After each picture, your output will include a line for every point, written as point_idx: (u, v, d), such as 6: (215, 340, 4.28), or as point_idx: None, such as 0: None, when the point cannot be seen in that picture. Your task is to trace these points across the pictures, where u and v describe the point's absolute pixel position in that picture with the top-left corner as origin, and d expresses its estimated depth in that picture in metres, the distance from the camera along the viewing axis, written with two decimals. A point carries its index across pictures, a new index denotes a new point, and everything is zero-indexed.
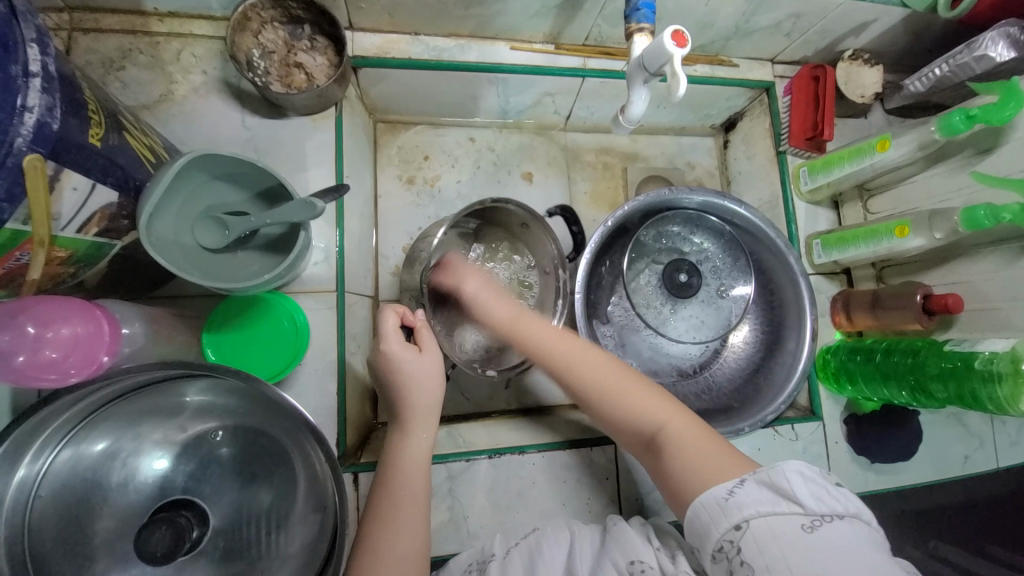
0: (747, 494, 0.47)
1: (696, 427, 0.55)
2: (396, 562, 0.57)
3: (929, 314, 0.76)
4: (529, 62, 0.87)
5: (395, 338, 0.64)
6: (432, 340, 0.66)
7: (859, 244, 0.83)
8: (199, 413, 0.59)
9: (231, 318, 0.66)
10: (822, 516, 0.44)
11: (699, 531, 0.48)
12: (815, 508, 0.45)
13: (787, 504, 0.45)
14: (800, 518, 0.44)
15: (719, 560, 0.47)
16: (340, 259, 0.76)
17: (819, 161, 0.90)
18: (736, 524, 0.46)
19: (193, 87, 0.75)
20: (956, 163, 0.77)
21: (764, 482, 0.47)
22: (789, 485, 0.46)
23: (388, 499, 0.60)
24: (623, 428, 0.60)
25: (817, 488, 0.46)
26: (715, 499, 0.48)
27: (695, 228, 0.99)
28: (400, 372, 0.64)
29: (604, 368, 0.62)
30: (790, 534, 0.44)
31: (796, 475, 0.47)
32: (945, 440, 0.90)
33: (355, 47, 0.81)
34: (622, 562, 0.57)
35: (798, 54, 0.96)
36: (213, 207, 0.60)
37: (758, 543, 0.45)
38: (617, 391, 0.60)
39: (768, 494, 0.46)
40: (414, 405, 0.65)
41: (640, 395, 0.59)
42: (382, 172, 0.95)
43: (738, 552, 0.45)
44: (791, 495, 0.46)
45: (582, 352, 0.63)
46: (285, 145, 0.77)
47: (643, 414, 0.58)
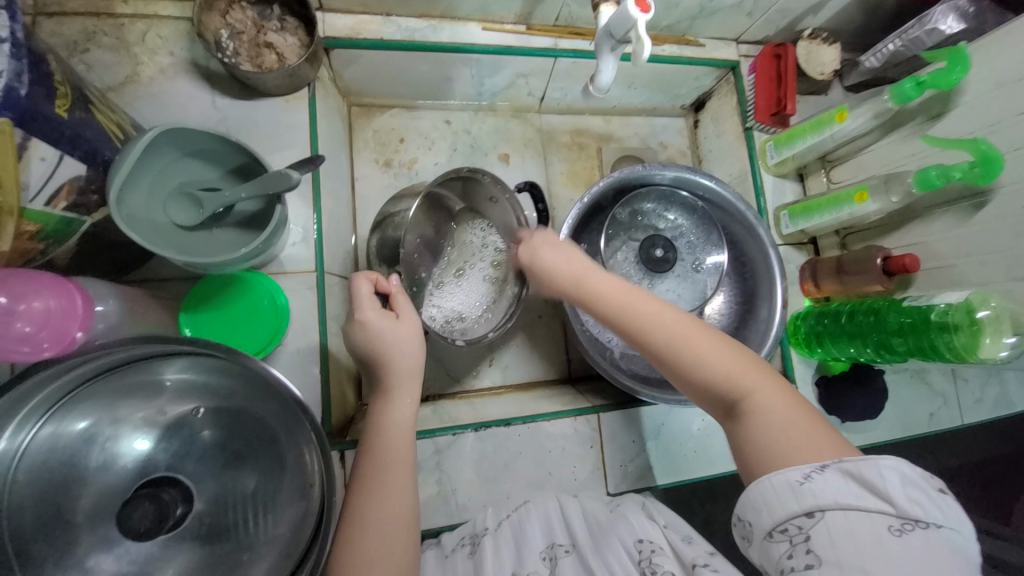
0: (828, 484, 0.44)
1: (789, 402, 0.52)
2: (379, 521, 0.57)
3: (889, 274, 0.80)
4: (501, 42, 0.88)
5: (368, 304, 0.65)
6: (408, 305, 0.67)
7: (823, 212, 0.86)
8: (180, 394, 0.58)
9: (208, 298, 0.65)
10: (914, 521, 0.41)
11: (761, 507, 0.47)
12: (907, 511, 0.42)
13: (874, 501, 0.43)
14: (888, 520, 0.42)
15: (779, 541, 0.46)
16: (318, 239, 0.75)
17: (783, 135, 0.93)
18: (810, 512, 0.44)
19: (160, 68, 0.73)
20: (909, 130, 0.81)
21: (851, 474, 0.44)
22: (882, 484, 0.43)
23: (373, 462, 0.61)
24: (700, 394, 0.57)
25: (915, 491, 0.43)
26: (789, 481, 0.46)
27: (669, 204, 1.01)
28: (379, 337, 0.65)
29: (689, 328, 0.58)
30: (871, 532, 0.42)
31: (890, 474, 0.44)
32: (912, 399, 0.94)
33: (326, 29, 0.81)
34: (630, 541, 0.58)
35: (761, 34, 0.99)
36: (187, 184, 0.60)
37: (830, 534, 0.43)
38: (699, 350, 0.56)
39: (854, 488, 0.44)
40: (394, 368, 0.65)
41: (729, 360, 0.55)
42: (359, 155, 0.95)
43: (805, 539, 0.44)
44: (882, 494, 0.43)
45: (664, 311, 0.59)
46: (257, 126, 0.76)
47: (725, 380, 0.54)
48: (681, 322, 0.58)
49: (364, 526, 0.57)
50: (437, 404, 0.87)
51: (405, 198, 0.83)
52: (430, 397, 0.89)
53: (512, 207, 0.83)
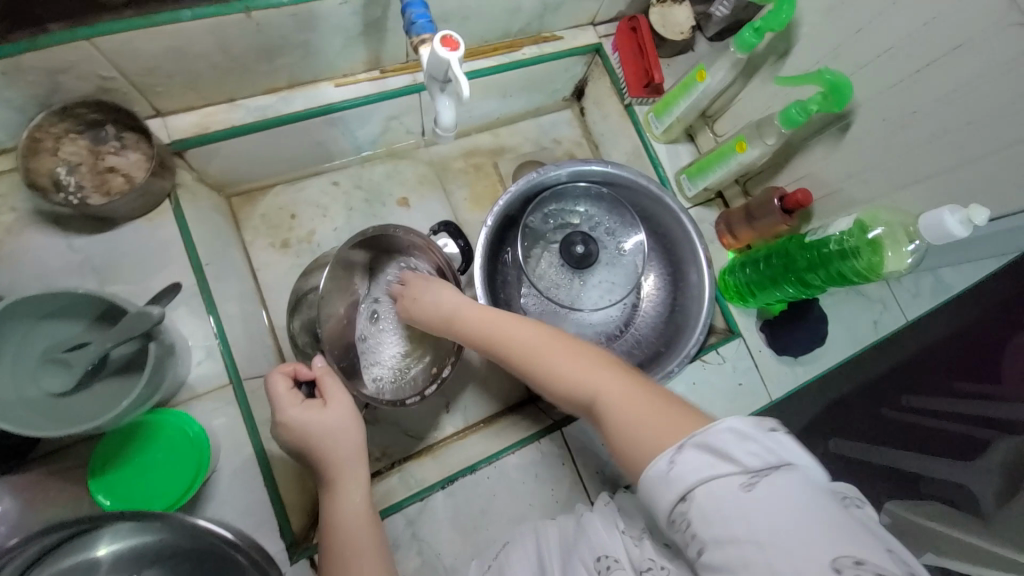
0: (686, 461, 0.45)
1: (643, 394, 0.54)
2: None
3: (789, 212, 0.82)
4: (359, 93, 0.86)
5: (292, 401, 0.63)
6: (335, 389, 0.66)
7: (714, 168, 0.88)
8: (116, 566, 0.54)
9: (119, 450, 0.61)
10: (760, 472, 0.43)
11: (650, 501, 0.47)
12: (751, 464, 0.43)
13: (724, 464, 0.44)
14: (738, 477, 0.43)
15: (674, 533, 0.45)
16: (224, 350, 0.72)
17: (660, 104, 0.95)
18: (682, 495, 0.44)
19: (3, 228, 0.69)
20: (766, 72, 0.83)
21: (701, 445, 0.45)
22: (722, 445, 0.45)
23: (337, 560, 0.58)
24: (572, 401, 0.60)
25: (751, 444, 0.44)
26: (658, 471, 0.46)
27: (576, 199, 1.01)
28: (309, 432, 0.62)
29: (549, 339, 0.64)
30: (731, 495, 0.42)
31: (729, 435, 0.45)
32: (851, 314, 0.96)
33: (171, 133, 0.77)
34: (590, 559, 0.56)
35: (613, 11, 1.00)
36: (50, 348, 0.56)
37: (703, 511, 0.43)
38: (559, 361, 0.61)
39: (708, 458, 0.44)
40: (335, 459, 0.63)
41: (585, 363, 0.59)
42: (254, 244, 0.91)
43: (688, 524, 0.44)
44: (728, 456, 0.44)
45: (528, 331, 0.65)
46: (126, 256, 0.72)
47: (586, 382, 0.58)
48: (547, 337, 0.64)
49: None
50: (404, 469, 0.83)
51: (311, 276, 0.81)
52: (395, 462, 0.86)
53: (431, 249, 0.83)
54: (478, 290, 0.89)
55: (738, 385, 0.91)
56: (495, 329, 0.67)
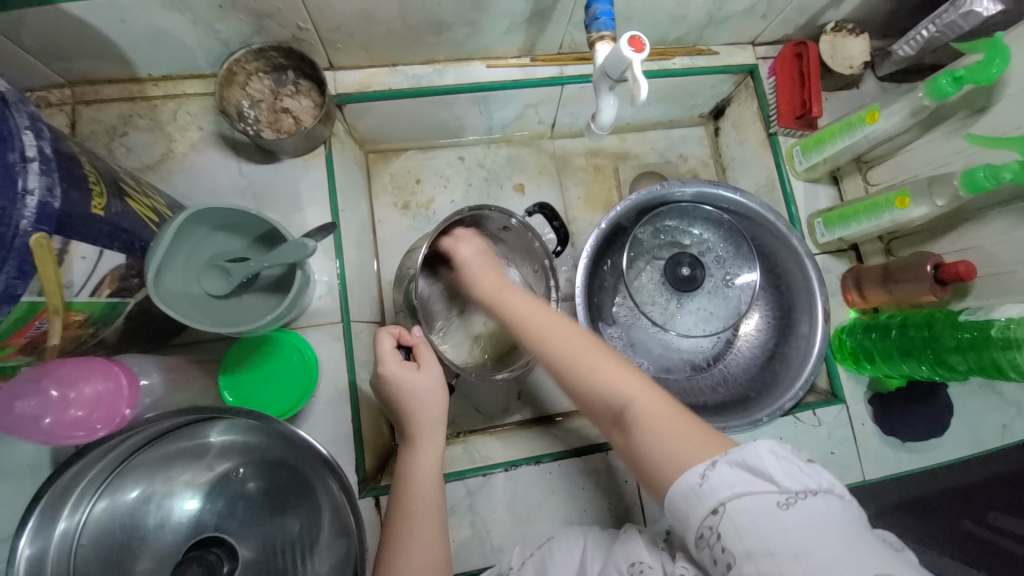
0: (720, 475, 0.43)
1: (669, 405, 0.51)
2: (412, 570, 0.57)
3: (942, 283, 0.74)
4: (507, 77, 0.88)
5: (391, 358, 0.67)
6: (430, 354, 0.68)
7: (860, 219, 0.81)
8: (223, 453, 0.63)
9: (243, 360, 0.69)
10: (797, 494, 0.42)
11: (679, 516, 0.45)
12: (789, 485, 0.42)
13: (761, 482, 0.43)
14: (774, 496, 0.42)
15: (702, 548, 0.43)
16: (342, 290, 0.78)
17: (810, 139, 0.88)
18: (713, 509, 0.43)
19: (191, 143, 0.79)
20: (952, 126, 0.75)
21: (736, 461, 0.44)
22: (762, 464, 0.43)
23: (402, 511, 0.61)
24: (592, 404, 0.56)
25: (791, 467, 0.44)
26: (687, 486, 0.44)
27: (692, 220, 0.98)
28: (402, 389, 0.66)
29: (572, 340, 0.58)
30: (766, 514, 0.41)
31: (767, 454, 0.44)
32: (979, 411, 0.85)
33: (337, 86, 0.84)
34: (624, 566, 0.56)
35: (779, 33, 0.94)
36: (217, 256, 0.64)
37: (736, 527, 0.41)
38: (584, 364, 0.56)
39: (743, 474, 0.43)
40: (420, 419, 0.66)
41: (609, 369, 0.55)
42: (378, 199, 0.98)
43: (718, 539, 0.42)
44: (765, 475, 0.43)
45: (554, 326, 0.60)
46: (279, 188, 0.80)
47: (611, 390, 0.54)
48: (573, 344, 0.58)
49: (395, 574, 0.57)
50: (468, 441, 0.86)
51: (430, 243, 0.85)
52: (461, 433, 0.89)
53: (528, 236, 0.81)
54: (576, 291, 0.88)
55: (829, 454, 0.84)
56: (528, 316, 0.63)
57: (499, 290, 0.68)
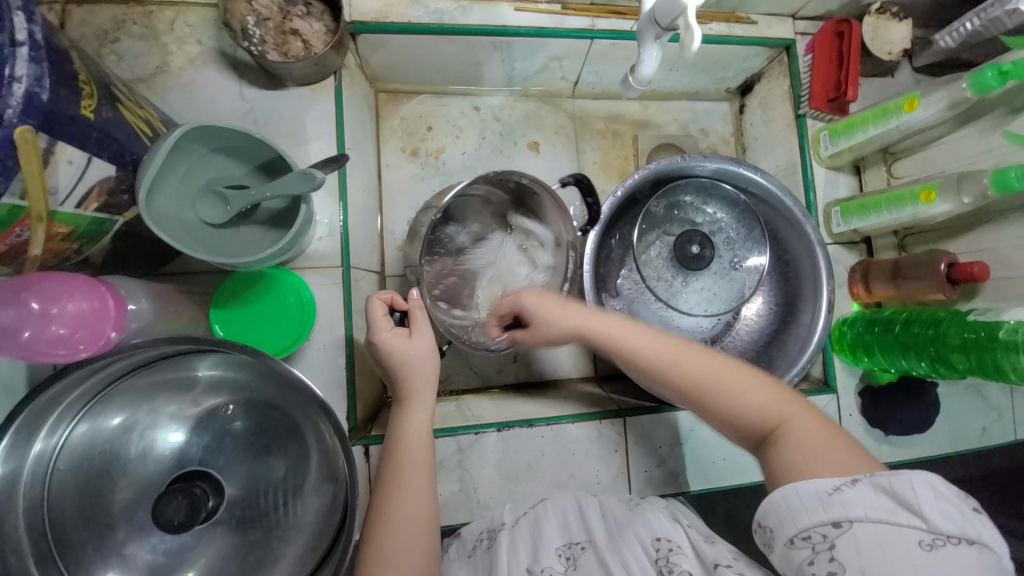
0: (859, 494, 0.42)
1: (817, 424, 0.50)
2: (398, 529, 0.57)
3: (953, 282, 0.73)
4: (535, 23, 0.83)
5: (383, 324, 0.64)
6: (424, 323, 0.66)
7: (881, 211, 0.79)
8: (211, 388, 0.60)
9: (237, 293, 0.66)
10: (946, 537, 0.39)
11: (784, 513, 0.45)
12: (941, 527, 0.39)
13: (905, 515, 0.40)
14: (919, 534, 0.40)
15: (799, 547, 0.43)
16: (344, 233, 0.75)
17: (840, 124, 0.85)
18: (836, 521, 0.42)
19: (189, 58, 0.73)
20: (987, 123, 0.73)
21: (882, 488, 0.42)
22: (914, 498, 0.41)
23: (392, 468, 0.61)
24: (728, 423, 0.55)
25: (949, 507, 0.40)
26: (821, 493, 0.44)
27: (708, 197, 0.95)
28: (392, 355, 0.64)
29: (701, 359, 0.57)
30: (902, 545, 0.39)
31: (925, 488, 0.41)
32: (963, 412, 0.87)
33: (352, 12, 0.78)
34: (648, 539, 0.56)
35: (821, 8, 0.90)
36: (215, 181, 0.59)
37: (858, 545, 0.41)
38: (720, 383, 0.55)
39: (887, 503, 0.41)
40: (409, 383, 0.65)
41: (752, 385, 0.54)
42: (386, 143, 0.93)
43: (829, 548, 0.42)
44: (913, 509, 0.40)
45: (680, 346, 0.59)
46: (283, 117, 0.75)
47: (754, 404, 0.53)
48: (718, 359, 0.56)
49: (385, 528, 0.57)
50: (460, 400, 0.87)
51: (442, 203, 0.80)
52: (454, 391, 0.89)
53: (552, 203, 0.78)
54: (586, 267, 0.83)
55: None
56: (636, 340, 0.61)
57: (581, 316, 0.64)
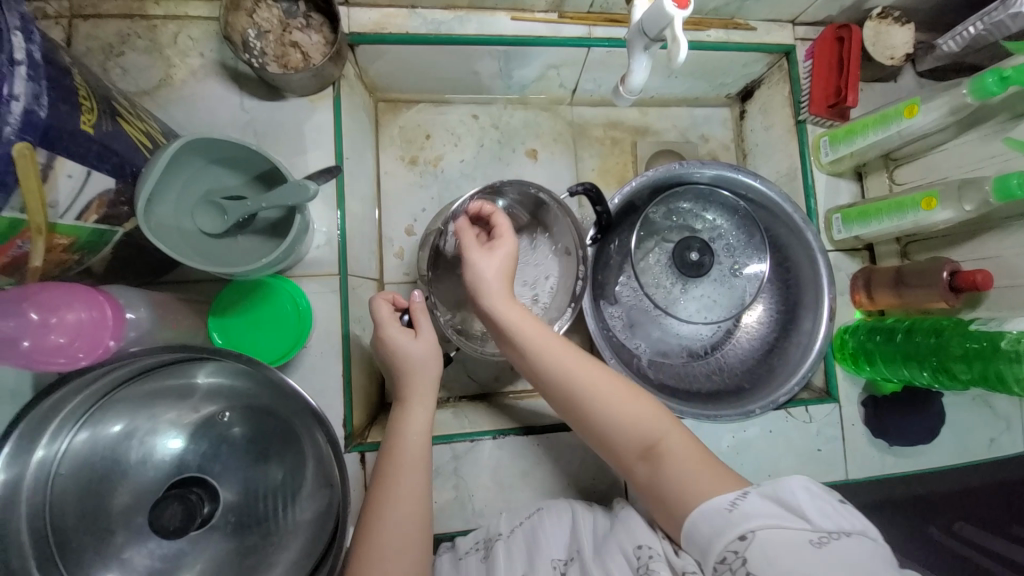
0: (753, 505, 0.45)
1: (693, 445, 0.54)
2: (393, 525, 0.57)
3: (955, 291, 0.72)
4: (532, 32, 0.83)
5: (391, 324, 0.66)
6: (429, 325, 0.67)
7: (882, 218, 0.79)
8: (210, 395, 0.61)
9: (234, 304, 0.67)
10: (830, 532, 0.43)
11: (704, 539, 0.47)
12: (822, 524, 0.43)
13: (793, 518, 0.44)
14: (808, 533, 0.43)
15: (722, 572, 0.44)
16: (342, 241, 0.76)
17: (840, 130, 0.85)
18: (742, 535, 0.44)
19: (191, 71, 0.74)
20: (991, 128, 0.72)
21: (769, 496, 0.46)
22: (796, 502, 0.45)
23: (389, 465, 0.61)
24: (608, 441, 0.58)
25: (821, 503, 0.45)
26: (719, 509, 0.47)
27: (707, 204, 0.95)
28: (398, 354, 0.66)
29: (596, 374, 0.59)
30: (795, 546, 0.42)
31: (800, 491, 0.46)
32: (969, 422, 0.85)
33: (351, 24, 0.79)
34: (630, 548, 0.55)
35: (821, 13, 0.89)
36: (213, 192, 0.60)
37: (765, 556, 0.42)
38: (605, 404, 0.58)
39: (776, 508, 0.45)
40: (413, 383, 0.66)
41: (635, 407, 0.57)
42: (385, 152, 0.94)
43: (743, 563, 0.43)
44: (798, 511, 0.44)
45: (576, 357, 0.60)
46: (283, 128, 0.76)
47: (641, 424, 0.56)
48: (601, 374, 0.59)
49: (382, 522, 0.57)
50: (458, 407, 0.87)
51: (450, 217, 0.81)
52: (451, 398, 0.89)
53: (565, 214, 0.79)
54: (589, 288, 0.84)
55: (816, 450, 0.84)
56: (547, 344, 0.60)
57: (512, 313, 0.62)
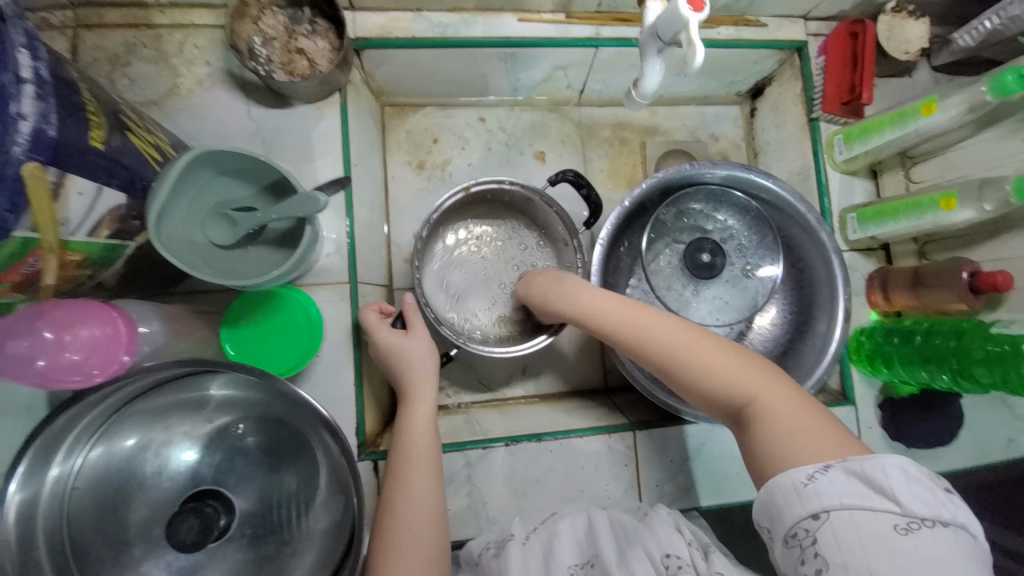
0: (835, 483, 0.42)
1: (799, 402, 0.49)
2: (408, 518, 0.58)
3: (975, 292, 0.70)
4: (539, 33, 0.82)
5: (382, 324, 0.71)
6: (418, 321, 0.72)
7: (899, 217, 0.77)
8: (223, 406, 0.61)
9: (246, 314, 0.67)
10: (921, 519, 0.40)
11: (772, 510, 0.44)
12: (915, 510, 0.40)
13: (880, 501, 0.41)
14: (894, 518, 0.40)
15: (791, 546, 0.43)
16: (351, 249, 0.75)
17: (855, 128, 0.83)
18: (816, 514, 0.42)
19: (198, 79, 0.74)
20: (1010, 126, 0.70)
21: (857, 475, 0.42)
22: (887, 482, 0.41)
23: (398, 459, 0.63)
24: (705, 401, 0.55)
25: (918, 489, 0.41)
26: (793, 482, 0.43)
27: (719, 204, 0.93)
28: (394, 351, 0.69)
29: (680, 334, 0.57)
30: (878, 531, 0.40)
31: (895, 472, 0.42)
32: (989, 423, 0.84)
33: (356, 29, 0.78)
34: (656, 554, 0.56)
35: (834, 8, 0.87)
36: (223, 203, 0.60)
37: (840, 537, 0.40)
38: (700, 362, 0.54)
39: (859, 488, 0.42)
40: (409, 376, 0.69)
41: (729, 363, 0.53)
42: (392, 156, 0.93)
43: (814, 543, 0.41)
44: (887, 494, 0.41)
45: (659, 320, 0.59)
46: (290, 135, 0.75)
47: (733, 382, 0.52)
48: (686, 335, 0.56)
49: (395, 517, 0.58)
50: (469, 413, 0.87)
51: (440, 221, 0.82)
52: (462, 403, 0.89)
53: (549, 206, 0.81)
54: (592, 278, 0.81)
55: None
56: (614, 317, 0.62)
57: (578, 300, 0.66)
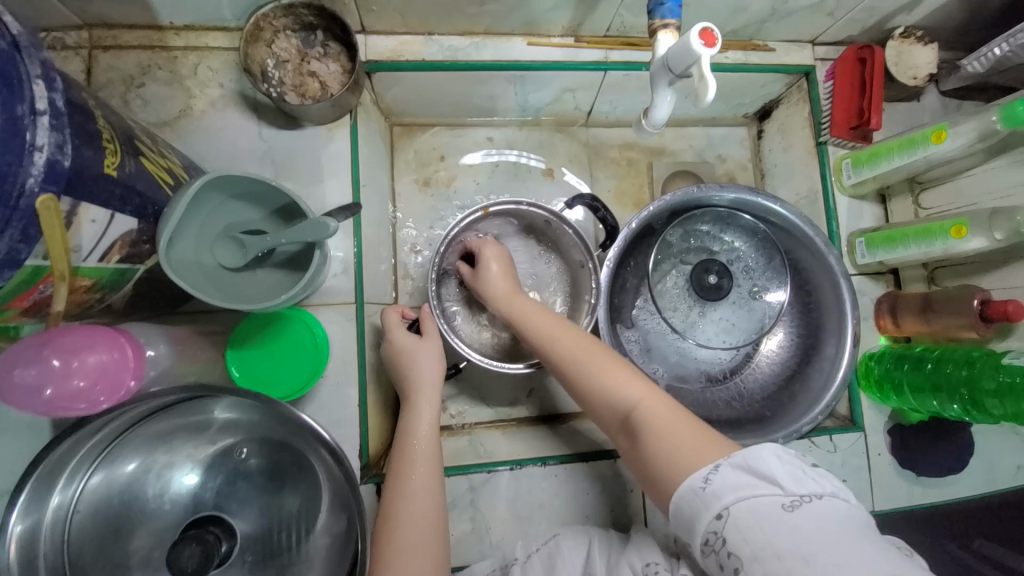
0: (724, 479, 0.43)
1: (676, 411, 0.51)
2: (407, 529, 0.57)
3: (986, 321, 0.70)
4: (547, 57, 0.83)
5: (397, 330, 0.71)
6: (435, 328, 0.72)
7: (909, 243, 0.77)
8: (225, 428, 0.61)
9: (253, 335, 0.67)
10: (803, 496, 0.41)
11: (685, 521, 0.44)
12: (795, 488, 0.42)
13: (765, 486, 0.42)
14: (779, 498, 0.41)
15: (707, 554, 0.43)
16: (358, 269, 0.75)
17: (864, 153, 0.83)
18: (717, 513, 0.42)
19: (210, 101, 0.75)
20: (1020, 156, 0.70)
21: (740, 465, 0.44)
22: (766, 467, 0.43)
23: (400, 462, 0.62)
24: (599, 411, 0.57)
25: (791, 467, 0.43)
26: (692, 489, 0.44)
27: (726, 226, 0.93)
28: (404, 357, 0.70)
29: (582, 349, 0.60)
30: (769, 517, 0.41)
31: (771, 457, 0.44)
32: (1000, 452, 0.83)
33: (368, 51, 0.79)
34: (638, 564, 0.55)
35: (842, 34, 0.87)
36: (233, 226, 0.61)
37: (743, 531, 0.41)
38: (597, 378, 0.57)
39: (745, 477, 0.43)
40: (416, 383, 0.68)
41: (620, 377, 0.56)
42: (400, 175, 0.94)
43: (723, 544, 0.41)
44: (770, 478, 0.42)
45: (565, 334, 0.62)
46: (300, 156, 0.76)
47: (619, 396, 0.55)
48: (581, 350, 0.60)
49: (396, 520, 0.58)
50: (474, 433, 0.86)
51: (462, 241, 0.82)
52: (466, 424, 0.88)
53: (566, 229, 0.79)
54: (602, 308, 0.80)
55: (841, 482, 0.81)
56: (542, 327, 0.64)
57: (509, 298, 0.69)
